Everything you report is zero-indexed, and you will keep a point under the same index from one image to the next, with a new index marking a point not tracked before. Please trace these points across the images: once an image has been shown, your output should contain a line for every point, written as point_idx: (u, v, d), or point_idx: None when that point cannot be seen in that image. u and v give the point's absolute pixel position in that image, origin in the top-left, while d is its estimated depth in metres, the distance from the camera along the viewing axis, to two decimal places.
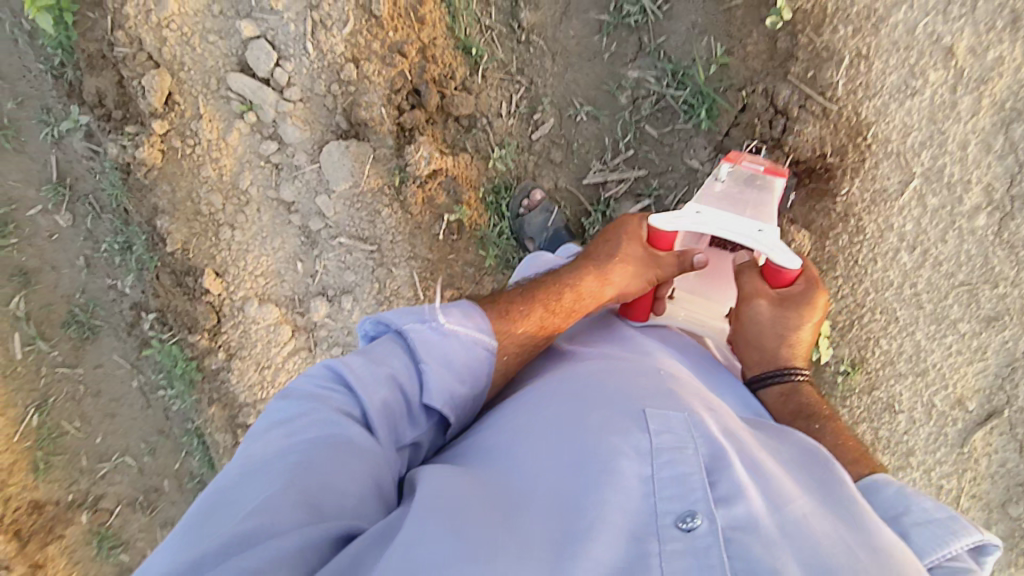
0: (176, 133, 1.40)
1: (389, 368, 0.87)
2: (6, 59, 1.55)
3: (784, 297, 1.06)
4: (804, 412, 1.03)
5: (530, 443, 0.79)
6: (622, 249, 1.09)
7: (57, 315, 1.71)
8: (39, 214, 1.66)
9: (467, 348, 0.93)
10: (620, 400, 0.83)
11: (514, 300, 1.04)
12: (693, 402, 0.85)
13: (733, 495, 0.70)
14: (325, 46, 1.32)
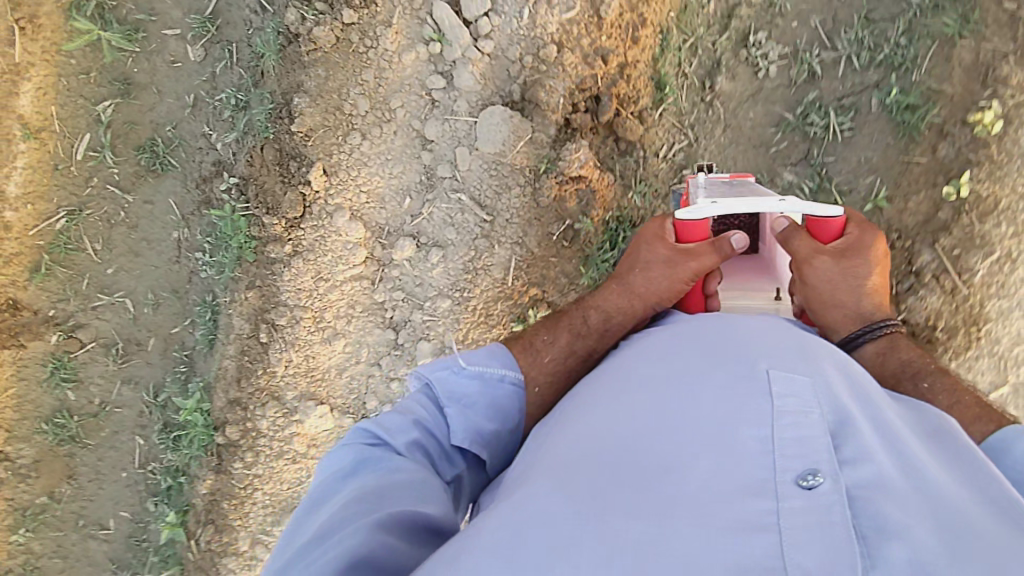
0: (359, 29, 1.41)
1: (418, 414, 0.98)
2: None
3: (843, 251, 1.13)
4: (908, 371, 1.06)
5: (648, 397, 0.80)
6: (646, 258, 1.15)
7: (136, 137, 1.65)
8: (173, 37, 1.61)
9: (492, 384, 1.04)
10: (738, 360, 0.82)
11: (542, 332, 1.16)
12: (821, 363, 0.83)
13: (859, 458, 0.68)
14: (540, 19, 1.34)
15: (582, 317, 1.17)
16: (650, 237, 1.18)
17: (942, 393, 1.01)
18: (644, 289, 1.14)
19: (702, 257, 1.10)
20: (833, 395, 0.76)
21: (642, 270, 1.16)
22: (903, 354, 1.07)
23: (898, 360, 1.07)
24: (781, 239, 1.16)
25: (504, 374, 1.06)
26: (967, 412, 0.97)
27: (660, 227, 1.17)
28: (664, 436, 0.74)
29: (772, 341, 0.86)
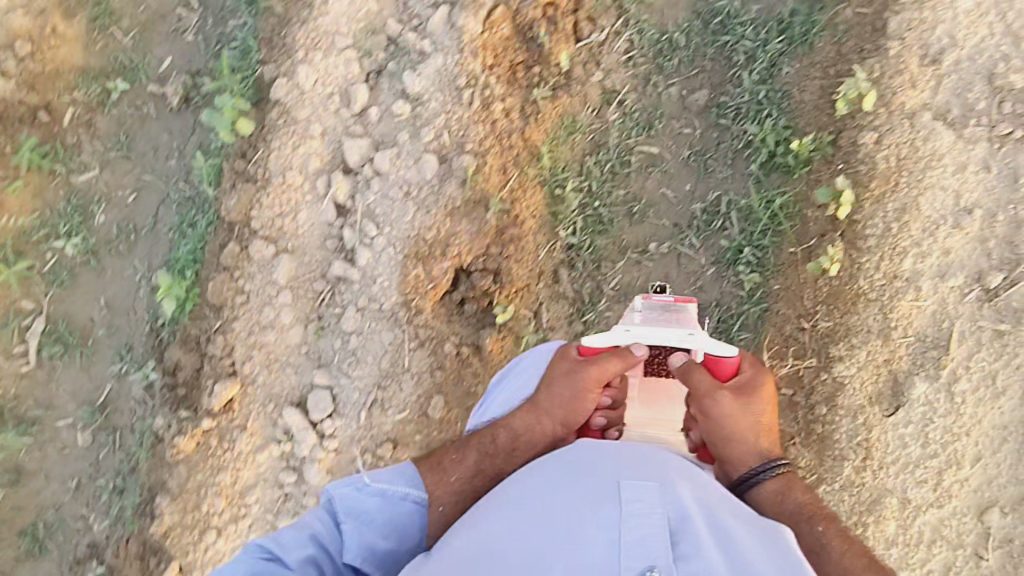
0: (218, 433, 1.56)
1: (315, 529, 1.11)
2: (124, 296, 1.82)
3: (739, 386, 1.19)
4: (801, 513, 1.13)
5: (524, 508, 0.98)
6: (551, 375, 1.23)
7: (21, 521, 1.75)
8: (65, 427, 1.76)
9: (394, 502, 1.15)
10: (599, 472, 1.01)
11: (450, 453, 1.23)
12: (670, 469, 1.03)
13: (690, 554, 0.90)
14: (376, 422, 1.52)
15: (492, 433, 1.23)
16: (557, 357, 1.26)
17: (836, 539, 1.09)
18: (553, 405, 1.20)
19: (602, 364, 1.17)
20: (675, 498, 0.96)
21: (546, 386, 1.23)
22: (797, 496, 1.14)
23: (794, 503, 1.14)
24: (682, 371, 1.20)
25: (408, 492, 1.17)
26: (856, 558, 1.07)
27: (564, 351, 1.25)
28: (536, 534, 0.92)
29: (637, 454, 1.06)
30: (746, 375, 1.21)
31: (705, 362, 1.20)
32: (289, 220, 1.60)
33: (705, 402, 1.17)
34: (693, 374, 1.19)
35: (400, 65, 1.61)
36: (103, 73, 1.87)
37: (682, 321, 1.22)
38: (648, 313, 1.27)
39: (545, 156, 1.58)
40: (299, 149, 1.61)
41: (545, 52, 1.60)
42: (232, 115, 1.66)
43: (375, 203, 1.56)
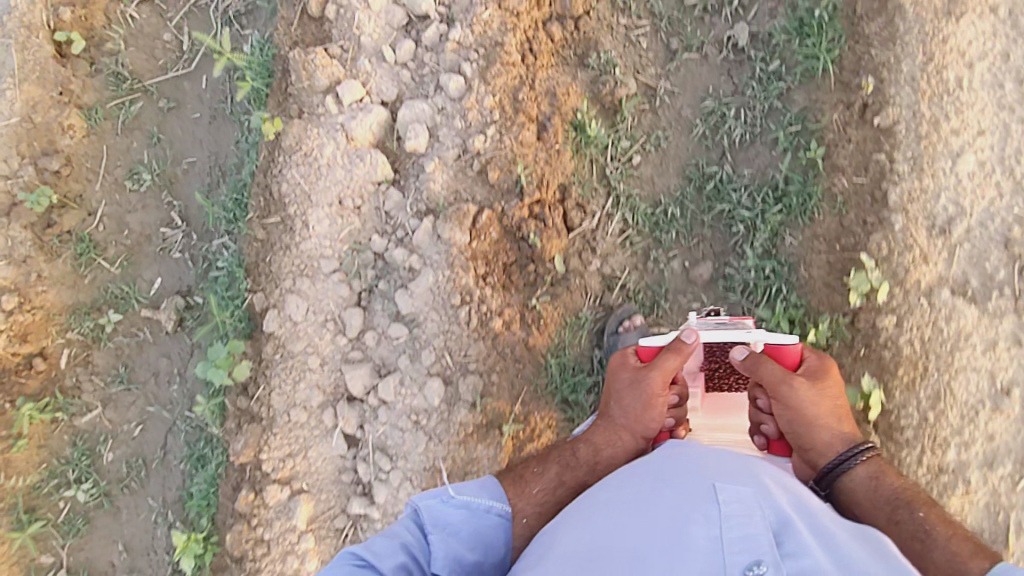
0: None
1: (404, 539, 1.10)
2: (141, 534, 1.79)
3: (807, 374, 1.26)
4: (896, 499, 1.16)
5: (620, 514, 1.00)
6: (616, 388, 1.33)
7: None
8: None
9: (480, 515, 1.16)
10: (692, 481, 1.04)
11: (534, 468, 1.31)
12: (761, 479, 1.06)
13: (797, 551, 0.90)
14: None
15: (571, 450, 1.31)
16: (616, 367, 1.36)
17: (938, 525, 1.10)
18: (627, 418, 1.31)
19: (664, 366, 1.28)
20: (775, 507, 0.98)
21: (615, 399, 1.33)
22: (891, 483, 1.18)
23: (890, 489, 1.17)
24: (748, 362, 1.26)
25: (491, 505, 1.19)
26: (964, 549, 1.06)
27: (622, 356, 1.36)
28: (641, 532, 0.95)
29: (729, 464, 1.09)
30: (813, 362, 1.29)
31: (771, 352, 1.29)
32: (300, 461, 1.56)
33: (783, 395, 1.22)
34: (759, 362, 1.26)
35: (391, 283, 1.56)
36: (95, 306, 1.83)
37: (731, 322, 1.37)
38: (699, 320, 1.40)
39: (552, 366, 1.52)
40: (300, 385, 1.57)
41: (539, 251, 1.54)
42: (228, 364, 1.59)
43: (385, 434, 1.52)
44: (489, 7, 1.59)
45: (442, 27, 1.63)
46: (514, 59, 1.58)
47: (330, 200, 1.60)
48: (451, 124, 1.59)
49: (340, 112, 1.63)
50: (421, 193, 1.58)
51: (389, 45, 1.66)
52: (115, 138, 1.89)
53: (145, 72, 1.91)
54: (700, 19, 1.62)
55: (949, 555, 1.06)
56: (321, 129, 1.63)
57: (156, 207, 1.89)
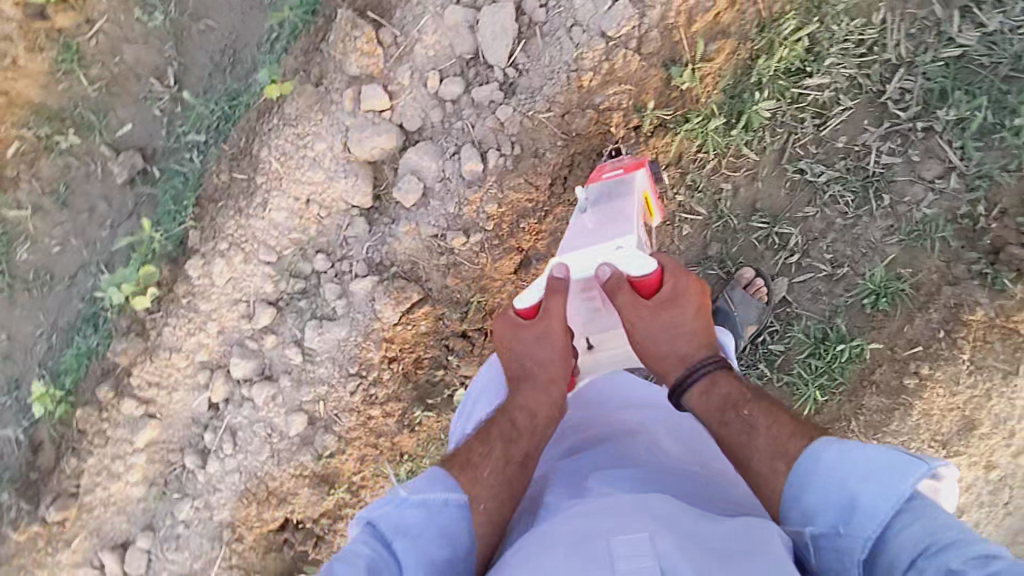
0: (48, 536, 1.71)
1: (366, 555, 0.86)
2: (28, 340, 1.86)
3: (667, 299, 1.10)
4: (729, 403, 1.02)
5: None
6: (515, 346, 1.12)
7: None
8: None
9: (438, 510, 0.93)
10: (572, 536, 0.80)
11: (470, 447, 1.04)
12: (650, 506, 0.84)
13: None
14: None
15: (509, 420, 1.05)
16: (507, 327, 1.14)
17: (766, 419, 0.97)
18: (534, 373, 1.10)
19: (556, 313, 1.09)
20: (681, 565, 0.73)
21: (512, 352, 1.12)
22: (727, 386, 1.04)
23: (722, 395, 1.03)
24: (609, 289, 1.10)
25: (449, 497, 0.95)
26: (787, 435, 0.94)
27: (502, 316, 1.15)
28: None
29: (609, 503, 0.85)
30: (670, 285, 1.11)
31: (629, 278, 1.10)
32: (163, 392, 1.65)
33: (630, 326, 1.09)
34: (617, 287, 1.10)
35: (310, 306, 1.53)
36: (58, 116, 1.75)
37: (610, 222, 1.20)
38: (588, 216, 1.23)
39: (404, 467, 1.55)
40: (190, 337, 1.60)
41: (453, 365, 1.51)
42: (132, 289, 1.60)
43: (240, 423, 1.60)
44: (553, 111, 1.35)
45: (498, 93, 1.38)
46: (540, 182, 1.40)
47: (297, 195, 1.49)
48: (446, 200, 1.43)
49: (352, 113, 1.44)
50: (382, 244, 1.48)
51: (439, 68, 1.41)
52: None
53: None
54: (754, 246, 1.41)
55: (772, 450, 0.94)
56: (325, 118, 1.46)
57: (156, 50, 1.72)
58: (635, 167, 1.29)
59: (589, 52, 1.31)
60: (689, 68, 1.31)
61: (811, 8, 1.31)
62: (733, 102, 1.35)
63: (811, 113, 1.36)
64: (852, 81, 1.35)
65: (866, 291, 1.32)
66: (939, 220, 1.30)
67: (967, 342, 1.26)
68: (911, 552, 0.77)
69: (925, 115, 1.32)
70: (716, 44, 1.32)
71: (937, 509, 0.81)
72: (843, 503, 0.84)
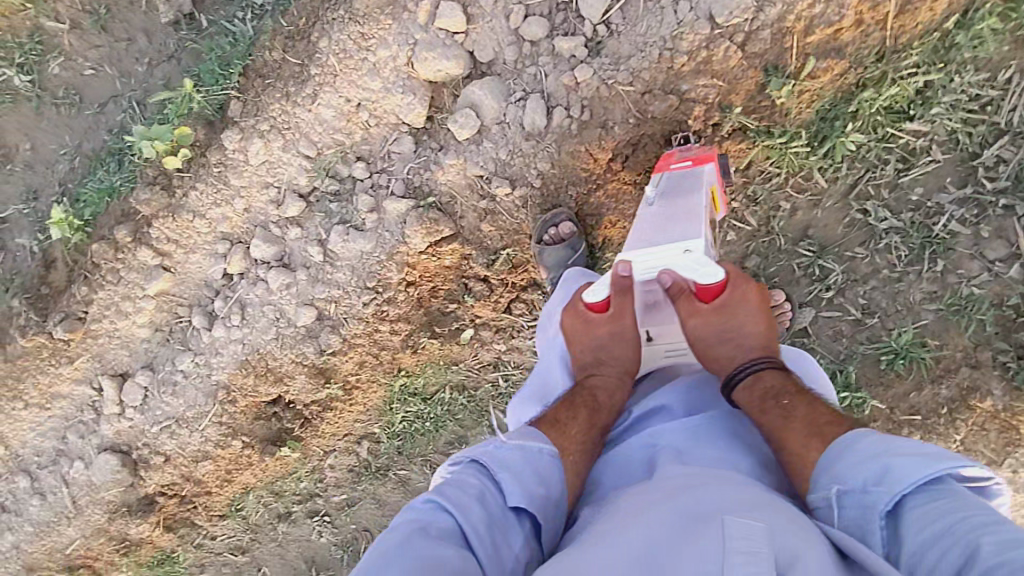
0: (51, 351, 1.78)
1: (474, 486, 0.89)
2: (50, 158, 1.83)
3: (722, 306, 1.07)
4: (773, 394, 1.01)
5: (607, 556, 0.79)
6: (587, 342, 1.11)
7: None
8: None
9: (535, 456, 0.96)
10: (681, 515, 0.80)
11: (559, 411, 1.07)
12: (767, 506, 0.82)
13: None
14: (160, 438, 1.79)
15: (590, 394, 1.09)
16: (573, 323, 1.14)
17: (804, 410, 0.98)
18: (608, 362, 1.11)
19: (627, 311, 1.08)
20: (789, 541, 0.74)
21: (583, 346, 1.13)
22: (771, 381, 1.03)
23: (767, 385, 1.02)
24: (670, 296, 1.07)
25: (545, 448, 0.97)
26: (822, 424, 0.95)
27: (574, 310, 1.14)
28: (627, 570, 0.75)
29: (717, 486, 0.85)
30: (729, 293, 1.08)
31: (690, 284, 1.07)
32: (180, 250, 1.66)
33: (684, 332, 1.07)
34: (679, 294, 1.07)
35: (340, 210, 1.52)
36: None
37: (682, 221, 1.13)
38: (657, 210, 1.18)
39: (398, 380, 1.62)
40: (215, 207, 1.60)
41: (468, 305, 1.52)
42: (165, 149, 1.56)
43: (251, 300, 1.63)
44: (634, 86, 1.28)
45: (582, 50, 1.29)
46: (601, 157, 1.34)
47: (350, 96, 1.44)
48: (500, 144, 1.39)
49: (425, 28, 1.37)
50: (425, 169, 1.45)
51: (526, 5, 1.32)
52: None
53: None
54: (794, 271, 1.37)
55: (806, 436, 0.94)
56: (394, 25, 1.38)
57: None
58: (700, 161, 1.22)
59: (691, 34, 1.22)
60: (790, 83, 1.23)
61: (939, 48, 1.21)
62: (822, 125, 1.28)
63: (896, 157, 1.29)
64: (951, 135, 1.26)
65: (888, 350, 1.31)
66: (985, 301, 1.26)
67: (965, 424, 1.27)
68: (935, 523, 0.72)
69: (1012, 193, 1.25)
70: (826, 62, 1.22)
71: (975, 504, 0.75)
72: (876, 470, 0.80)
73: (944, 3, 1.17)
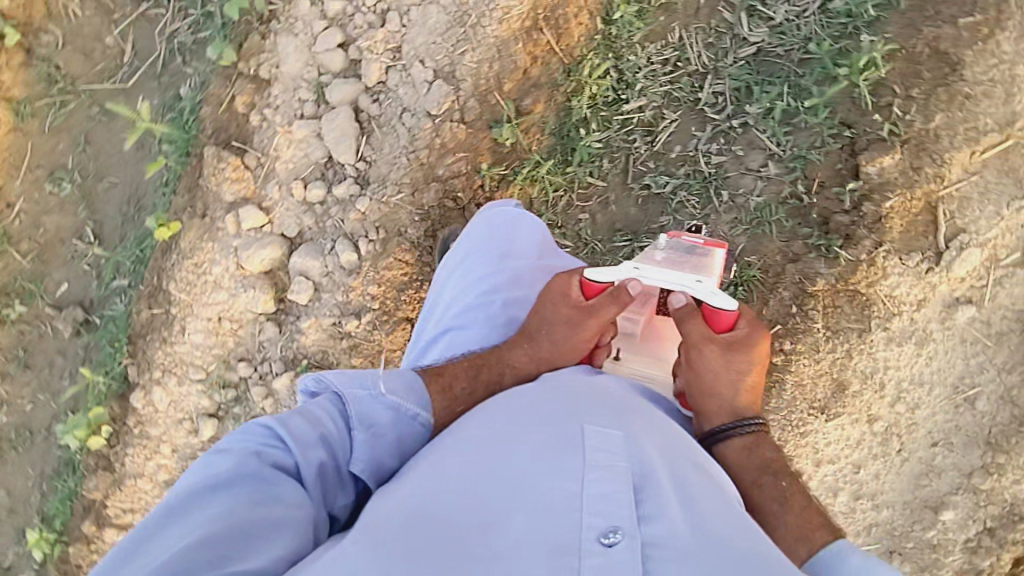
0: None
1: (326, 430, 0.92)
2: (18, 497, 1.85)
3: (733, 342, 1.06)
4: (770, 467, 1.02)
5: (476, 455, 0.83)
6: (547, 319, 1.12)
7: None
8: None
9: (404, 421, 1.00)
10: (555, 421, 0.87)
11: (460, 379, 1.08)
12: (621, 414, 0.91)
13: (654, 514, 0.76)
14: None
15: (499, 374, 1.09)
16: (556, 292, 1.14)
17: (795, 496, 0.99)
18: (538, 348, 1.11)
19: (602, 314, 1.08)
20: (641, 454, 0.83)
21: (544, 328, 1.12)
22: (769, 452, 1.04)
23: (762, 457, 1.03)
24: (677, 313, 1.07)
25: (418, 413, 1.01)
26: (811, 519, 0.95)
27: (565, 283, 1.14)
28: (489, 473, 0.80)
29: (574, 394, 0.94)
30: (743, 330, 1.08)
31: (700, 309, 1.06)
32: (138, 514, 1.80)
33: (693, 353, 1.05)
34: (689, 316, 1.06)
35: (246, 410, 1.68)
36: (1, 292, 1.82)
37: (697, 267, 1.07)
38: (668, 254, 1.11)
39: None
40: (149, 460, 1.76)
41: None
42: (85, 433, 1.78)
43: None
44: (402, 192, 1.50)
45: (354, 187, 1.53)
46: (409, 257, 1.53)
47: (208, 315, 1.65)
48: (334, 291, 1.57)
49: (238, 235, 1.61)
50: (293, 341, 1.62)
51: (302, 177, 1.57)
52: (40, 138, 1.82)
53: (79, 76, 1.81)
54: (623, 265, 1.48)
55: (796, 527, 0.95)
56: (216, 244, 1.63)
57: (72, 214, 1.84)
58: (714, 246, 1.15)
59: (420, 132, 1.47)
60: (510, 125, 1.44)
61: (608, 44, 1.45)
62: (563, 141, 1.47)
63: (639, 133, 1.46)
64: (667, 96, 1.45)
65: (727, 287, 1.38)
66: (772, 204, 1.38)
67: (818, 311, 1.32)
68: None
69: (739, 112, 1.41)
70: (530, 98, 1.45)
71: None
72: None
73: (585, 14, 1.44)
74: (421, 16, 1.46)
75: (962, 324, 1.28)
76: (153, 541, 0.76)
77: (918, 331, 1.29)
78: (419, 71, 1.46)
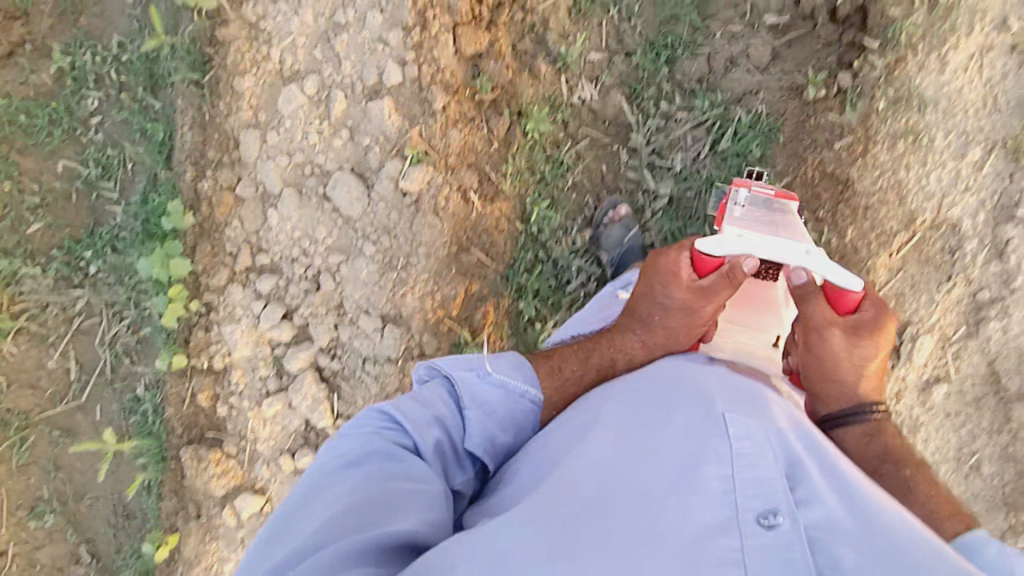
0: None
1: (438, 411, 0.96)
2: None
3: (856, 325, 1.04)
4: (889, 457, 1.06)
5: (621, 446, 0.87)
6: (661, 300, 1.11)
7: None
8: None
9: (515, 399, 1.02)
10: (696, 409, 0.91)
11: (572, 361, 1.14)
12: (749, 399, 0.95)
13: (812, 500, 0.80)
14: None
15: (610, 360, 1.14)
16: (665, 271, 1.11)
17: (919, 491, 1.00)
18: (652, 322, 1.14)
19: (718, 297, 1.06)
20: (784, 444, 0.86)
21: (662, 309, 1.11)
22: (887, 441, 1.08)
23: (882, 446, 1.08)
24: (798, 292, 1.04)
25: (526, 390, 1.04)
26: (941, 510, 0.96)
27: (676, 263, 1.09)
28: (633, 461, 0.84)
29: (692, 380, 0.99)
30: (868, 311, 1.05)
31: (824, 290, 1.03)
32: None
33: (813, 336, 1.05)
34: (812, 294, 1.03)
35: None
36: None
37: (785, 227, 1.02)
38: (747, 215, 1.09)
39: None
40: None
41: None
42: None
43: None
44: None
45: None
46: None
47: None
48: None
49: (240, 525, 1.59)
50: None
51: (286, 448, 1.58)
52: (9, 481, 1.77)
53: (31, 408, 1.78)
54: None
55: (926, 512, 0.96)
56: (221, 540, 1.61)
57: (63, 541, 1.80)
58: (784, 199, 1.17)
59: (388, 377, 1.51)
60: (471, 346, 1.49)
61: (534, 238, 1.51)
62: (523, 338, 1.52)
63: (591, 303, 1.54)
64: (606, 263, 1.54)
65: None
66: None
67: None
68: None
69: None
70: (479, 313, 1.50)
71: None
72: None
73: (503, 220, 1.50)
74: (352, 272, 1.49)
75: (940, 400, 1.36)
76: (297, 516, 0.81)
77: (906, 422, 1.36)
78: (367, 321, 1.50)
